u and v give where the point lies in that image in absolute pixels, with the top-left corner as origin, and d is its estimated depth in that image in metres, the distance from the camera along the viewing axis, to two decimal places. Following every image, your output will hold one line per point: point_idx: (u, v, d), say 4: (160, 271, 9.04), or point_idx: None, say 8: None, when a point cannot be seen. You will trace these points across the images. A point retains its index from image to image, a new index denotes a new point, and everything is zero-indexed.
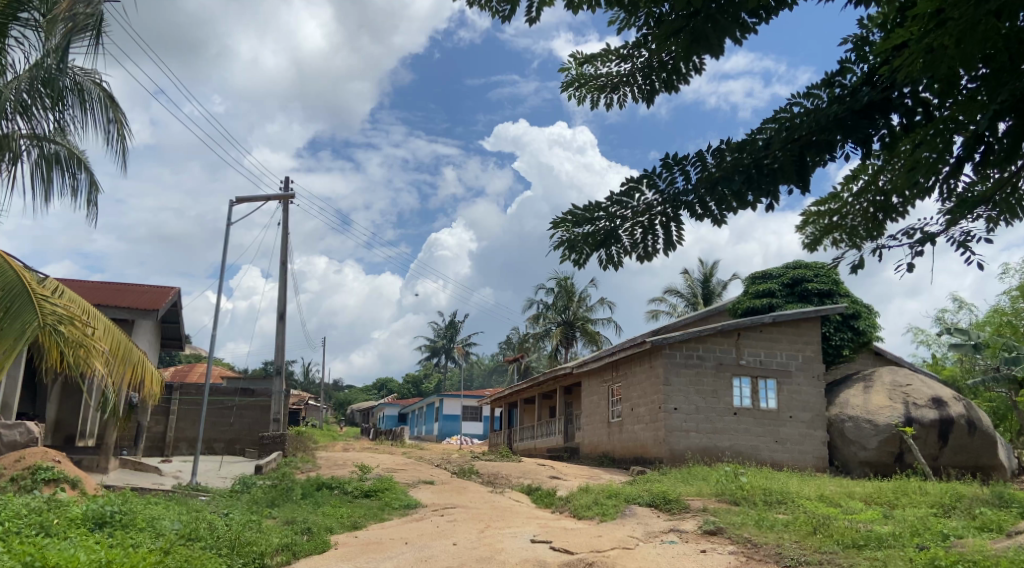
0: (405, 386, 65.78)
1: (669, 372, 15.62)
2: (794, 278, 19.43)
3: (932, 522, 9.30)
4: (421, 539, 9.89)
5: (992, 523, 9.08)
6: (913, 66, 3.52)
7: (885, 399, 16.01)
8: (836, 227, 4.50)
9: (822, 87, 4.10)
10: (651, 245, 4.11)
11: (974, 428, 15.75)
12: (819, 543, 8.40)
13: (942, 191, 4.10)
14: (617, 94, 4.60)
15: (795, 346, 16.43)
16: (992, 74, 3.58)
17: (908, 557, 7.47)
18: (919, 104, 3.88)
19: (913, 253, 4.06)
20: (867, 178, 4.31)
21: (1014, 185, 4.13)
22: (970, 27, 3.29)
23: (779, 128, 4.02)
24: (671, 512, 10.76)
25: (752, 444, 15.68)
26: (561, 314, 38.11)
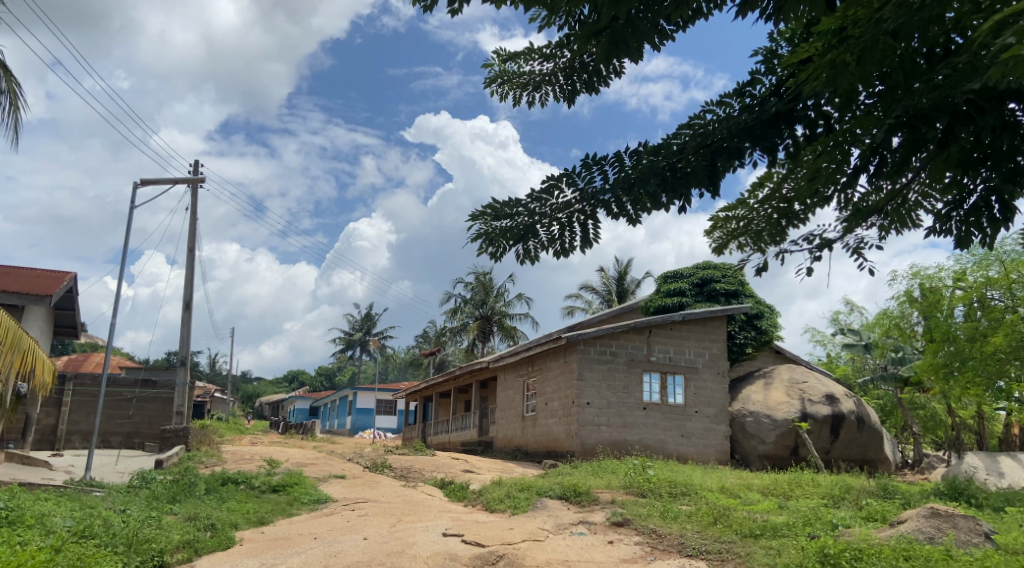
0: (317, 379, 64.49)
1: (582, 368, 15.94)
2: (702, 279, 20.17)
3: (823, 512, 9.87)
4: (331, 534, 9.73)
5: (877, 512, 9.74)
6: (817, 80, 3.79)
7: (783, 395, 16.90)
8: (743, 232, 4.76)
9: (734, 96, 4.31)
10: (569, 242, 4.21)
11: (862, 424, 16.85)
12: (719, 533, 8.81)
13: (838, 199, 4.39)
14: (538, 92, 4.66)
15: (701, 344, 17.07)
16: (887, 91, 3.86)
17: (799, 545, 7.88)
18: (821, 116, 4.14)
19: (813, 258, 4.30)
20: (772, 187, 4.54)
21: (903, 195, 4.47)
22: (869, 45, 3.60)
23: (693, 134, 4.20)
24: (581, 505, 11.00)
25: (660, 438, 16.14)
26: (478, 308, 38.22)
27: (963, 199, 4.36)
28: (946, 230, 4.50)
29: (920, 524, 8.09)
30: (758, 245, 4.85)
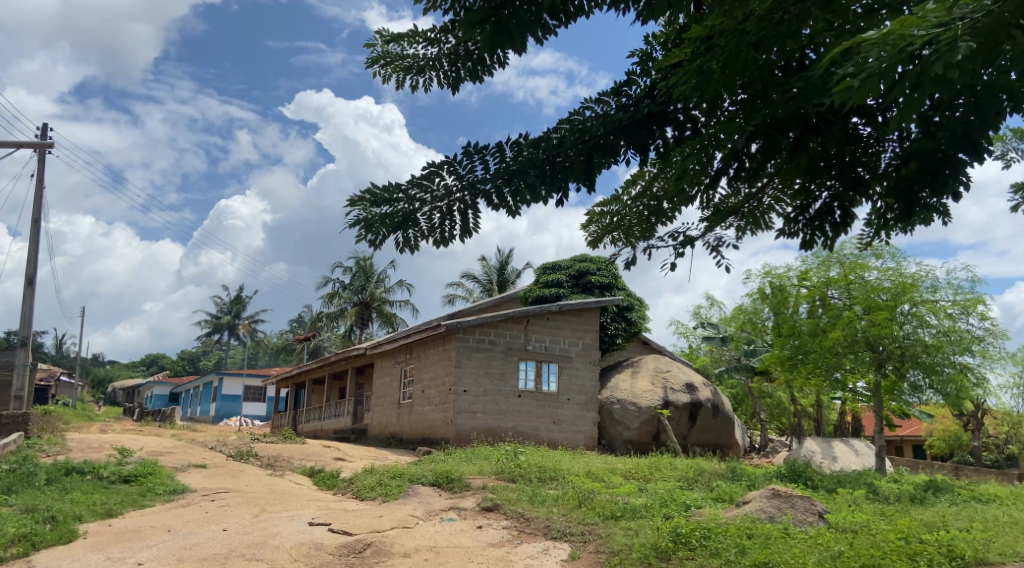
0: (180, 364, 61.04)
1: (460, 355, 16.02)
2: (579, 271, 20.75)
3: (678, 493, 10.48)
4: (188, 525, 9.28)
5: (726, 493, 10.47)
6: (687, 83, 4.02)
7: (647, 384, 17.74)
8: (616, 227, 4.99)
9: (611, 95, 4.47)
10: (448, 231, 4.22)
11: (716, 411, 18.03)
12: (582, 515, 9.16)
13: (700, 199, 4.67)
14: (422, 77, 4.64)
15: (576, 334, 17.56)
16: (749, 99, 4.15)
17: (655, 526, 8.32)
18: (689, 119, 4.37)
19: (676, 253, 4.58)
20: (643, 185, 4.77)
21: (758, 199, 4.83)
22: (733, 55, 3.92)
23: (572, 128, 4.33)
24: (452, 491, 11.08)
25: (532, 425, 16.50)
26: (357, 294, 37.44)
27: (809, 205, 4.75)
28: (795, 233, 4.89)
29: (763, 504, 8.75)
30: (629, 240, 5.10)
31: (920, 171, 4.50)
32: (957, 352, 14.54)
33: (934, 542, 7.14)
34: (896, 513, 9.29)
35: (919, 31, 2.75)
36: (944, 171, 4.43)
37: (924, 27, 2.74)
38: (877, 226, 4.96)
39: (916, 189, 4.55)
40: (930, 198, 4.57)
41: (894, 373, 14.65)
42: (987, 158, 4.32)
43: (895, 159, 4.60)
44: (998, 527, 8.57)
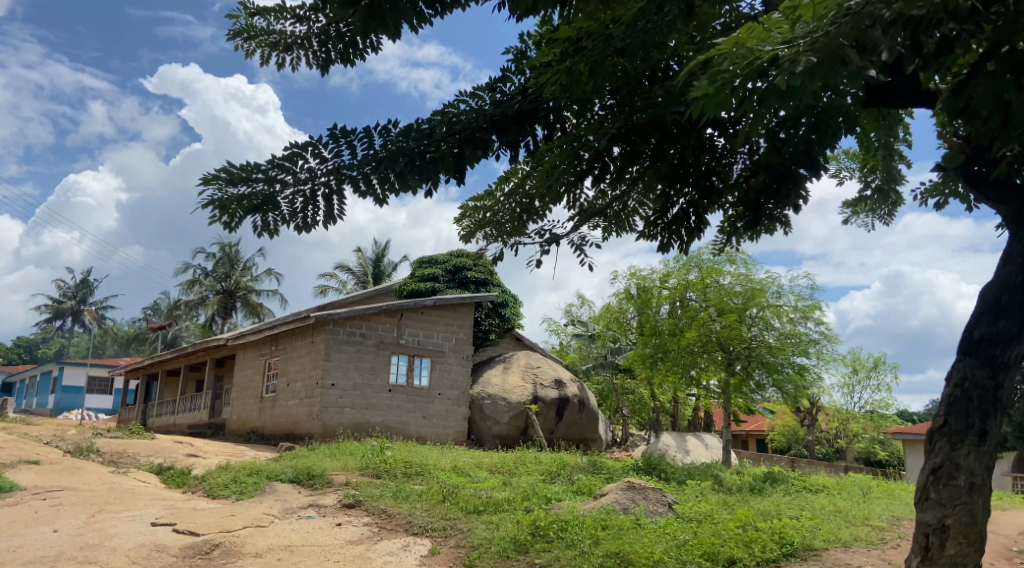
0: (12, 351, 55.49)
1: (329, 348, 15.56)
2: (455, 266, 20.71)
3: (539, 487, 10.70)
4: (11, 527, 8.43)
5: (585, 487, 10.80)
6: (557, 82, 4.20)
7: (518, 379, 17.99)
8: (488, 223, 5.11)
9: (486, 90, 4.56)
10: (310, 217, 4.07)
11: (582, 406, 18.58)
12: (445, 510, 9.14)
13: (568, 199, 4.83)
14: (289, 55, 4.44)
15: (450, 329, 17.49)
16: (617, 104, 4.36)
17: (515, 519, 8.43)
18: (558, 120, 4.52)
19: (541, 251, 4.74)
20: (515, 182, 4.92)
21: (622, 201, 5.07)
22: (599, 59, 4.12)
23: (443, 120, 4.37)
24: (313, 488, 10.72)
25: (401, 419, 16.28)
26: (221, 282, 35.49)
27: (667, 210, 5.00)
28: (653, 236, 5.11)
29: (618, 496, 9.09)
30: (501, 236, 5.24)
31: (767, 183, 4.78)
32: (797, 354, 15.72)
33: (768, 530, 7.70)
34: (737, 503, 9.94)
35: (767, 47, 2.93)
36: (786, 185, 4.75)
37: (773, 44, 2.93)
38: (729, 233, 5.26)
39: (763, 200, 4.86)
40: (774, 210, 4.86)
41: (742, 372, 15.73)
42: (823, 174, 4.67)
43: (746, 170, 4.92)
44: (824, 515, 9.36)
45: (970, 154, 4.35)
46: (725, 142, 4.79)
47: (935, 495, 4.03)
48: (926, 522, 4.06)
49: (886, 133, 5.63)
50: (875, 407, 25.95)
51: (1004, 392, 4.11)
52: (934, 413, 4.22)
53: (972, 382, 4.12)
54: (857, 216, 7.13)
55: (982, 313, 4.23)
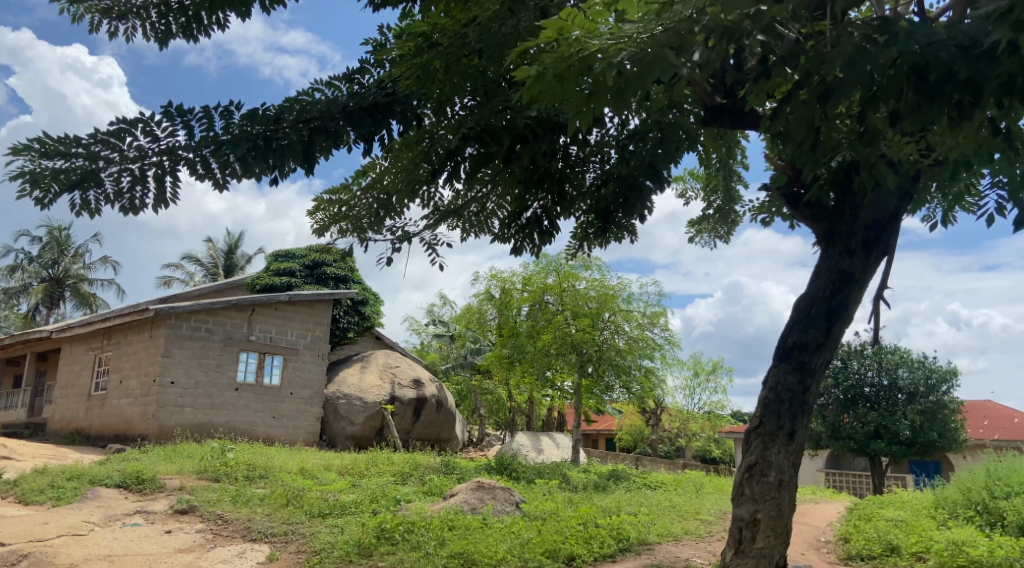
0: None
1: (170, 344, 14.53)
2: (314, 261, 19.99)
3: (389, 488, 10.51)
4: None
5: (436, 487, 10.74)
6: (411, 78, 4.28)
7: (376, 379, 17.64)
8: (343, 217, 5.18)
9: (344, 81, 4.60)
10: (139, 199, 3.78)
11: (440, 406, 18.53)
12: (288, 514, 8.77)
13: (421, 195, 4.98)
14: (125, 23, 4.13)
15: (305, 326, 16.83)
16: (475, 105, 4.51)
17: (361, 522, 8.22)
18: (414, 116, 4.57)
19: (394, 248, 5.15)
20: (373, 178, 5.00)
21: (478, 204, 5.26)
22: (455, 59, 4.23)
23: (293, 107, 4.33)
24: (142, 493, 9.92)
25: (248, 420, 15.47)
26: (47, 269, 32.14)
27: (520, 212, 5.19)
28: (506, 237, 5.29)
29: (467, 496, 9.12)
30: (358, 231, 5.33)
31: (616, 193, 5.11)
32: (644, 357, 16.46)
33: (607, 526, 8.03)
34: (581, 501, 10.27)
35: (595, 40, 3.14)
36: (634, 195, 5.08)
37: (600, 38, 3.14)
38: (579, 238, 5.49)
39: (613, 209, 5.15)
40: (623, 219, 5.19)
41: (593, 374, 16.35)
42: (667, 188, 5.03)
43: (598, 179, 5.21)
44: (660, 510, 9.87)
45: (792, 178, 4.85)
46: (578, 150, 5.09)
47: (749, 491, 4.47)
48: (740, 516, 4.48)
49: (724, 152, 6.08)
50: (712, 408, 27.74)
51: (810, 395, 4.53)
52: (752, 414, 4.65)
53: (784, 386, 4.53)
54: (700, 236, 7.57)
55: (795, 322, 4.62)
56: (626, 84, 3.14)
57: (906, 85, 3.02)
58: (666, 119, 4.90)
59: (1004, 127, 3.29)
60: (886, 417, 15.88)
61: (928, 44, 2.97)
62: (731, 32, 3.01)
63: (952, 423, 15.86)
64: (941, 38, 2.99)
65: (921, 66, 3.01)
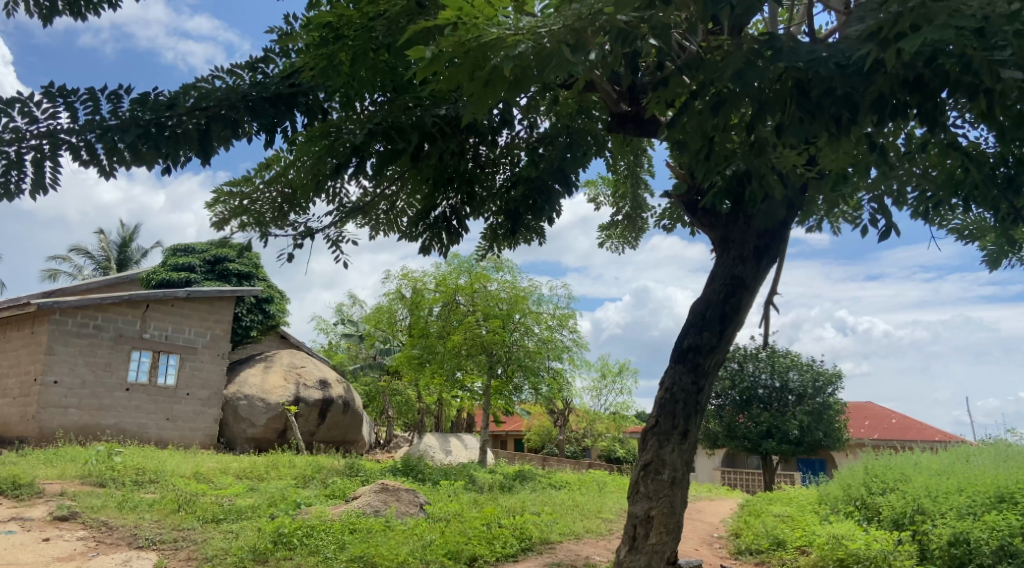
0: None
1: (53, 341, 13.59)
2: (215, 257, 19.17)
3: (289, 492, 10.19)
4: None
5: (338, 490, 10.50)
6: (314, 68, 4.15)
7: (279, 379, 17.09)
8: (244, 211, 5.01)
9: (246, 69, 4.42)
10: (15, 182, 3.51)
11: (346, 408, 18.13)
12: (179, 520, 8.35)
13: (327, 191, 4.89)
14: None
15: (204, 324, 16.10)
16: (385, 101, 4.48)
17: (257, 527, 7.92)
18: (317, 107, 4.50)
19: (296, 245, 5.06)
20: (276, 171, 4.87)
21: (387, 201, 5.24)
22: (361, 54, 4.16)
23: (190, 92, 4.14)
24: (17, 500, 9.22)
25: (139, 421, 14.66)
26: None
27: (429, 211, 5.12)
28: (415, 236, 5.22)
29: (369, 498, 8.96)
30: (260, 226, 5.17)
31: (526, 195, 5.19)
32: (552, 358, 16.65)
33: (511, 526, 8.06)
34: (485, 501, 10.28)
35: (494, 28, 3.18)
36: (543, 198, 5.19)
37: (499, 26, 3.19)
38: (489, 238, 5.53)
39: (522, 211, 5.22)
40: (532, 220, 5.29)
41: (503, 375, 16.43)
42: (574, 192, 5.24)
43: (508, 181, 5.25)
44: (564, 510, 10.00)
45: (693, 186, 5.02)
46: (489, 152, 5.04)
47: (644, 489, 4.60)
48: (635, 514, 4.59)
49: (631, 158, 6.25)
50: (618, 409, 28.39)
51: (703, 395, 4.70)
52: (648, 414, 4.78)
53: (679, 386, 4.68)
54: (609, 241, 7.72)
55: (691, 324, 4.79)
56: (522, 75, 3.26)
57: (789, 100, 3.27)
58: (575, 123, 5.07)
59: (878, 142, 3.57)
60: (777, 417, 16.68)
61: (809, 61, 3.19)
62: (626, 35, 3.11)
63: (836, 423, 16.85)
64: (822, 55, 3.20)
65: (803, 81, 3.24)
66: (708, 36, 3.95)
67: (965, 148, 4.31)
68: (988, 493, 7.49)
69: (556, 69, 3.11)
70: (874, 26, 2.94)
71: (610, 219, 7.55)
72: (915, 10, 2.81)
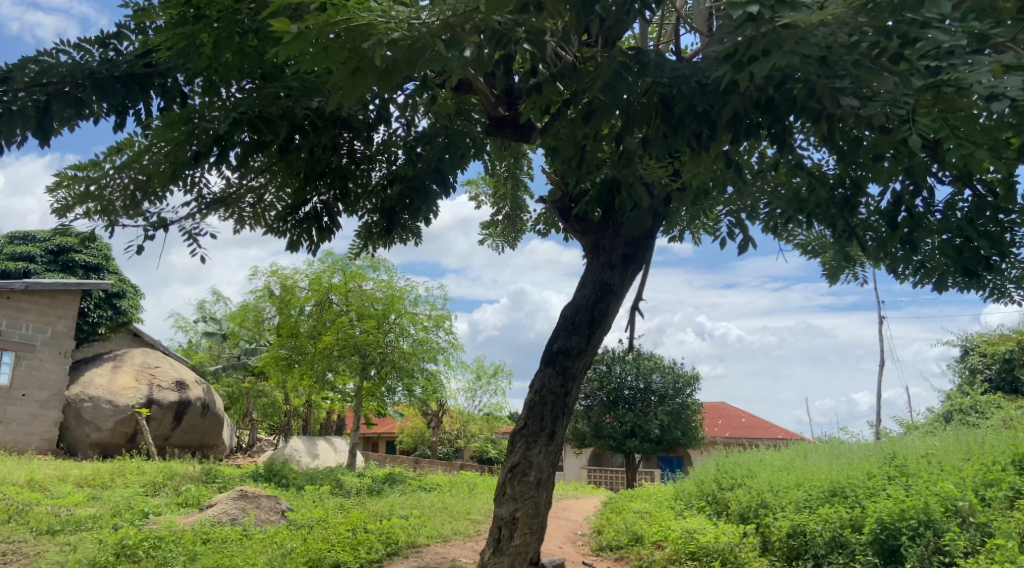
0: None
1: None
2: (59, 246, 17.57)
3: (138, 500, 9.49)
4: None
5: (193, 498, 9.89)
6: (173, 48, 3.88)
7: (131, 380, 15.90)
8: (89, 197, 4.61)
9: (96, 45, 4.09)
10: None
11: (205, 411, 17.11)
12: (6, 533, 7.56)
13: (186, 180, 4.60)
14: None
15: (44, 319, 14.71)
16: (253, 89, 4.26)
17: (99, 538, 7.31)
18: (177, 91, 4.23)
19: (149, 236, 4.74)
20: (128, 156, 4.52)
21: (255, 194, 5.01)
22: (226, 38, 3.93)
23: (29, 66, 3.85)
24: None
25: None
26: None
27: (299, 206, 4.91)
28: (282, 232, 5.00)
29: (227, 506, 8.51)
30: (109, 214, 4.81)
31: (402, 194, 5.14)
32: (426, 360, 16.51)
33: (377, 530, 7.90)
34: (352, 506, 10.02)
35: (365, 13, 3.12)
36: (419, 198, 5.16)
37: (370, 12, 3.13)
38: (363, 237, 5.40)
39: (396, 210, 5.16)
40: (407, 220, 5.25)
41: (375, 377, 16.14)
42: (452, 192, 5.20)
43: (384, 179, 5.16)
44: (431, 512, 9.91)
45: (566, 193, 5.13)
46: (364, 148, 4.91)
47: (510, 491, 4.63)
48: (501, 516, 4.62)
49: (510, 161, 6.32)
50: (490, 410, 28.60)
51: (570, 397, 4.81)
52: (517, 416, 4.82)
53: (548, 389, 4.76)
54: (491, 240, 7.78)
55: (561, 328, 4.89)
56: (391, 66, 3.19)
57: (655, 114, 3.45)
58: (454, 125, 5.06)
59: (734, 159, 3.78)
60: (640, 417, 17.39)
61: (672, 77, 3.34)
62: (500, 36, 3.15)
63: (694, 422, 17.81)
64: (684, 73, 3.35)
65: (667, 97, 3.41)
66: (582, 47, 4.03)
67: (809, 169, 4.69)
68: (822, 487, 8.14)
69: (430, 62, 3.08)
70: (730, 48, 3.07)
71: (491, 218, 7.59)
72: (767, 35, 2.94)
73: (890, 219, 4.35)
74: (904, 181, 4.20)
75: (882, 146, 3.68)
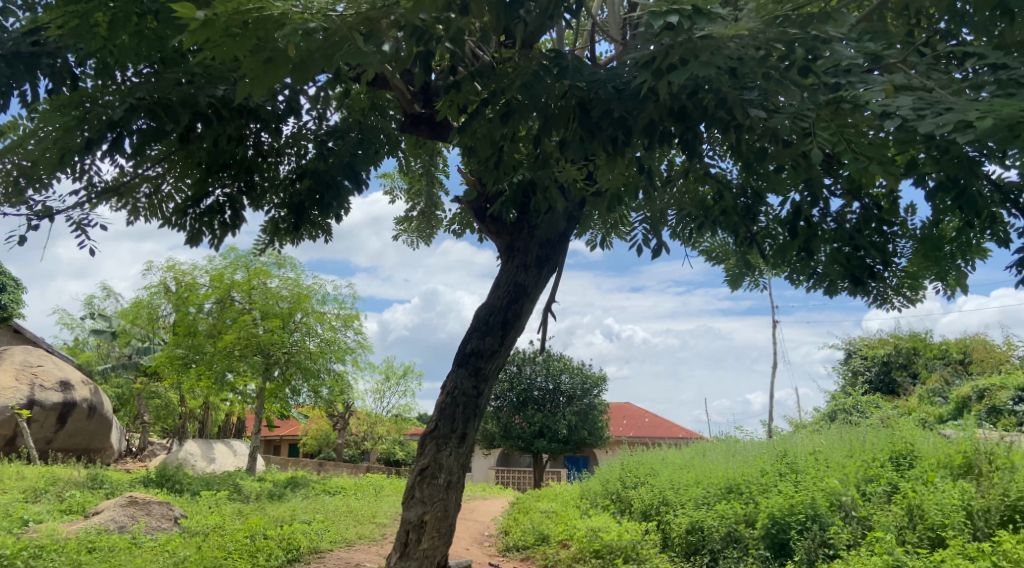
0: None
1: None
2: None
3: (14, 508, 8.78)
4: None
5: (77, 505, 9.26)
6: (62, 26, 3.62)
7: (9, 379, 14.74)
8: None
9: None
10: None
11: (92, 412, 16.07)
12: None
13: (74, 168, 4.28)
14: None
15: None
16: (152, 74, 4.01)
17: None
18: (68, 73, 3.95)
19: (32, 227, 4.38)
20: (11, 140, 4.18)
21: (154, 184, 4.73)
22: (123, 19, 3.69)
23: None
24: None
25: None
26: None
27: (200, 199, 4.65)
28: (182, 225, 4.71)
29: (116, 513, 8.02)
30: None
31: (312, 189, 4.89)
32: (334, 360, 16.09)
33: (277, 536, 7.62)
34: (251, 512, 9.64)
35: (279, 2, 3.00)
36: (331, 194, 4.91)
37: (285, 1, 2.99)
38: (270, 232, 5.17)
39: (306, 206, 4.93)
40: (317, 217, 5.01)
41: (279, 378, 15.63)
42: (364, 189, 4.98)
43: (293, 173, 4.96)
44: (335, 516, 9.65)
45: (481, 193, 5.11)
46: (272, 141, 4.73)
47: (419, 494, 4.56)
48: (409, 519, 4.54)
49: (426, 159, 6.24)
50: (399, 411, 28.19)
51: (482, 399, 4.78)
52: (428, 418, 4.76)
53: (460, 391, 4.71)
54: (406, 235, 7.68)
55: (475, 328, 4.85)
56: (307, 59, 3.07)
57: (573, 117, 3.48)
58: (367, 120, 4.99)
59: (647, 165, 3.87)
60: (549, 417, 17.59)
61: (591, 82, 3.38)
62: (422, 32, 3.14)
63: (600, 423, 18.17)
64: (602, 78, 3.39)
65: (585, 101, 3.44)
66: (502, 48, 4.03)
67: (717, 177, 4.85)
68: (719, 484, 8.46)
69: (347, 55, 2.97)
70: (648, 56, 3.14)
71: (406, 214, 7.49)
72: (683, 45, 3.03)
73: (789, 227, 4.54)
74: (802, 192, 4.41)
75: (783, 158, 3.83)
